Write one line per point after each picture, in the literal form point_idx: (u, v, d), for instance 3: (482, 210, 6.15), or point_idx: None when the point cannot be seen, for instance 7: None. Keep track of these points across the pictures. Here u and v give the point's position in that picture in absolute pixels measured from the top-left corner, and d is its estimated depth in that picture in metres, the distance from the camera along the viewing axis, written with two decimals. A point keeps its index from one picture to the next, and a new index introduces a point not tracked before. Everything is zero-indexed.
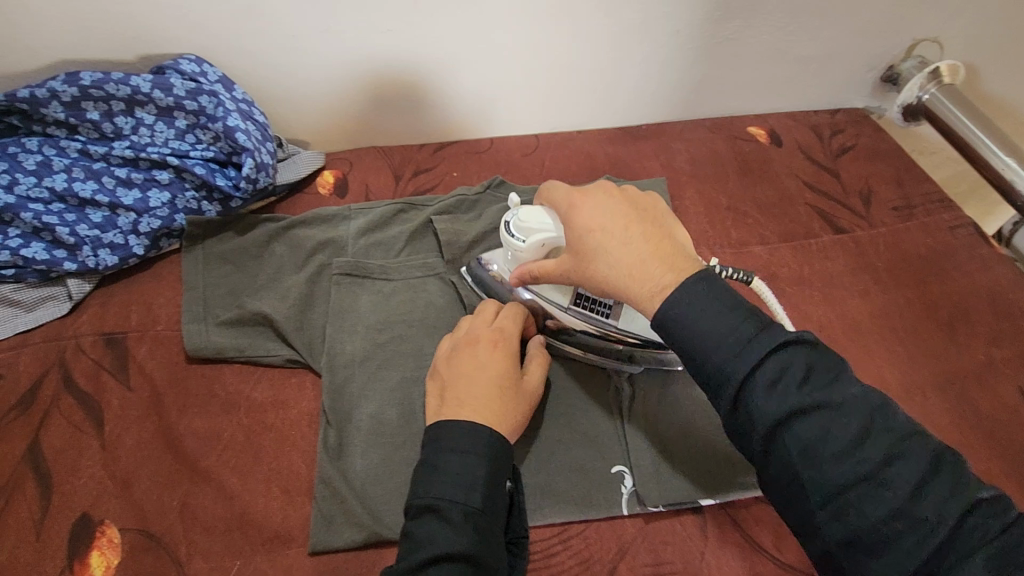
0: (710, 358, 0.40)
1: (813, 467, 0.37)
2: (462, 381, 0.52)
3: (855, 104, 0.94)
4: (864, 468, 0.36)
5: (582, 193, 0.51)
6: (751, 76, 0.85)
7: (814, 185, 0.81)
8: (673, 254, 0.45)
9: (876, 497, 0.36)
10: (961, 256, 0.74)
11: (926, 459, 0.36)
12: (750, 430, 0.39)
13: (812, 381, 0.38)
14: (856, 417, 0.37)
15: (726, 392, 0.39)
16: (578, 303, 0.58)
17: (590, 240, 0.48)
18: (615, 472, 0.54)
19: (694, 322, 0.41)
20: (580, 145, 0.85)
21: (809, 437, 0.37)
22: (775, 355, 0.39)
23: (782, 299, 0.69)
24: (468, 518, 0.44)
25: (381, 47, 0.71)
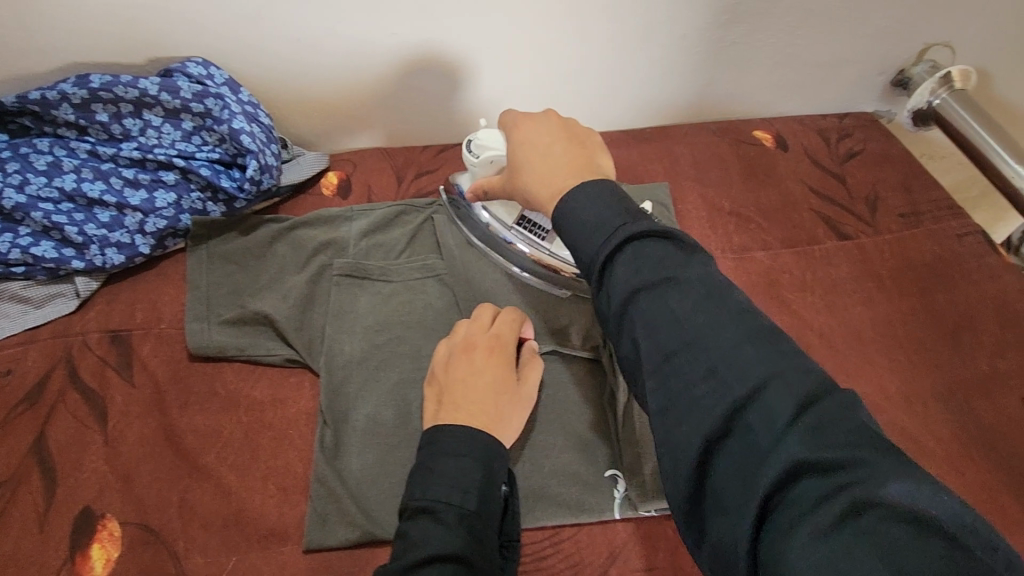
0: (584, 246, 0.42)
1: (651, 337, 0.36)
2: (459, 386, 0.53)
3: (864, 108, 0.93)
4: (684, 334, 0.35)
5: (527, 118, 0.53)
6: (757, 80, 0.84)
7: (819, 190, 0.80)
8: (586, 167, 0.48)
9: (690, 363, 0.35)
10: (968, 264, 0.73)
11: (750, 331, 0.35)
12: (609, 310, 0.39)
13: (667, 262, 0.38)
14: (693, 291, 0.37)
15: (594, 276, 0.41)
16: (521, 224, 0.66)
17: (520, 155, 0.52)
18: (608, 476, 0.55)
19: (571, 210, 0.43)
20: None
21: (650, 311, 0.37)
22: (636, 241, 0.40)
23: (782, 306, 0.69)
24: (463, 519, 0.45)
25: (385, 50, 0.71)
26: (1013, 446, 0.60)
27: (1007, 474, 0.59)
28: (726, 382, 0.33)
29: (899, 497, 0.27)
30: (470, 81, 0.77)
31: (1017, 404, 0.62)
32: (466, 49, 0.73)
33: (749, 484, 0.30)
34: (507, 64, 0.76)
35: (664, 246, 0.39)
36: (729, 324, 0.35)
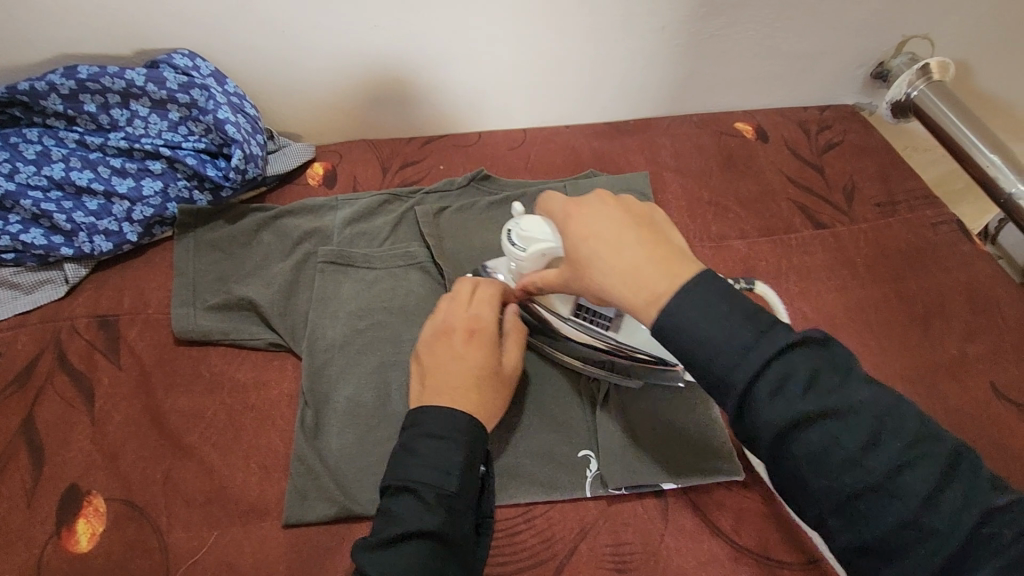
0: (708, 365, 0.38)
1: (822, 477, 0.36)
2: (440, 369, 0.53)
3: (845, 100, 0.94)
4: (873, 478, 0.35)
5: (578, 203, 0.47)
6: (738, 72, 0.86)
7: (797, 181, 0.81)
8: (673, 256, 0.42)
9: (887, 505, 0.35)
10: (942, 252, 0.74)
11: (938, 465, 0.35)
12: (758, 437, 0.37)
13: (818, 389, 0.36)
14: (866, 425, 0.36)
15: (732, 403, 0.38)
16: (578, 314, 0.57)
17: (584, 250, 0.44)
18: (581, 456, 0.56)
19: (687, 327, 0.39)
20: (567, 140, 0.86)
21: (818, 444, 0.36)
22: (778, 361, 0.37)
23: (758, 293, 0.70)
24: (442, 500, 0.46)
25: (369, 43, 0.73)
26: (982, 427, 0.61)
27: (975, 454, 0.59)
28: (924, 526, 0.34)
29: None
30: (455, 74, 0.78)
31: (985, 386, 0.63)
32: (449, 41, 0.74)
33: None
34: (490, 56, 0.77)
35: (812, 366, 0.37)
36: (913, 465, 0.35)
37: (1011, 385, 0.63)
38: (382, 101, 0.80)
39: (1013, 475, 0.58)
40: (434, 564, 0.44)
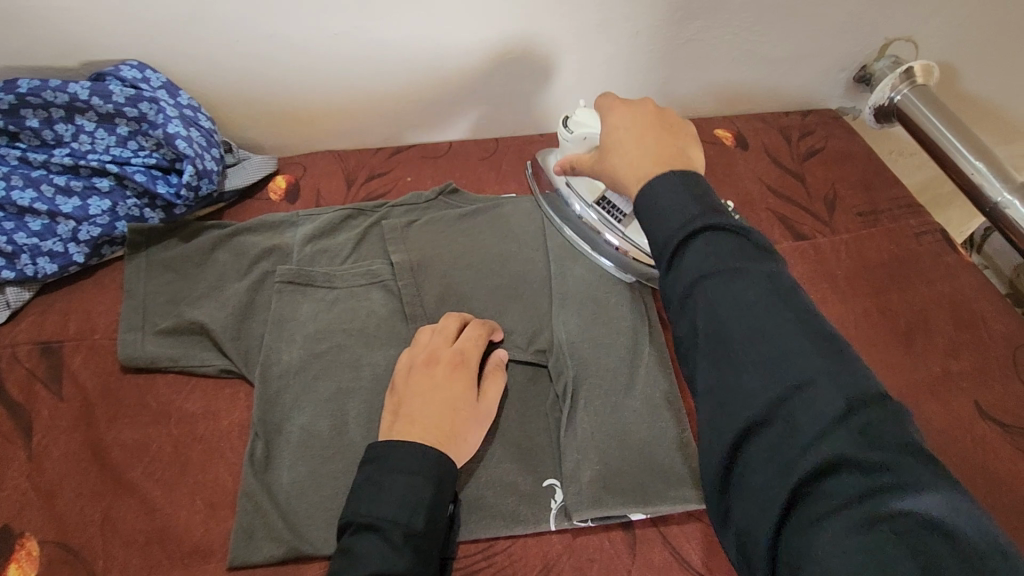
0: (654, 230, 0.40)
1: (710, 320, 0.36)
2: (418, 399, 0.52)
3: (828, 105, 0.92)
4: (750, 322, 0.35)
5: (624, 103, 0.52)
6: (716, 77, 0.83)
7: (778, 190, 0.79)
8: (674, 156, 0.46)
9: (751, 348, 0.35)
10: (926, 263, 0.72)
11: (814, 331, 0.35)
12: (673, 295, 0.39)
13: (744, 256, 0.37)
14: (764, 281, 0.36)
15: (664, 262, 0.39)
16: (600, 203, 0.68)
17: (613, 137, 0.50)
18: (546, 485, 0.54)
19: (652, 193, 0.41)
20: (541, 149, 0.83)
21: (718, 298, 0.36)
22: (711, 231, 0.38)
23: None
24: (409, 540, 0.44)
25: (332, 51, 0.70)
26: (966, 449, 0.58)
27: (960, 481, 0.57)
28: (779, 372, 0.33)
29: (927, 507, 0.29)
30: (423, 83, 0.76)
31: (969, 405, 0.61)
32: (415, 48, 0.71)
33: (779, 464, 0.32)
34: (459, 63, 0.74)
35: (745, 240, 0.38)
36: (793, 329, 0.34)
37: (995, 404, 0.61)
38: (348, 110, 0.77)
39: (995, 500, 0.55)
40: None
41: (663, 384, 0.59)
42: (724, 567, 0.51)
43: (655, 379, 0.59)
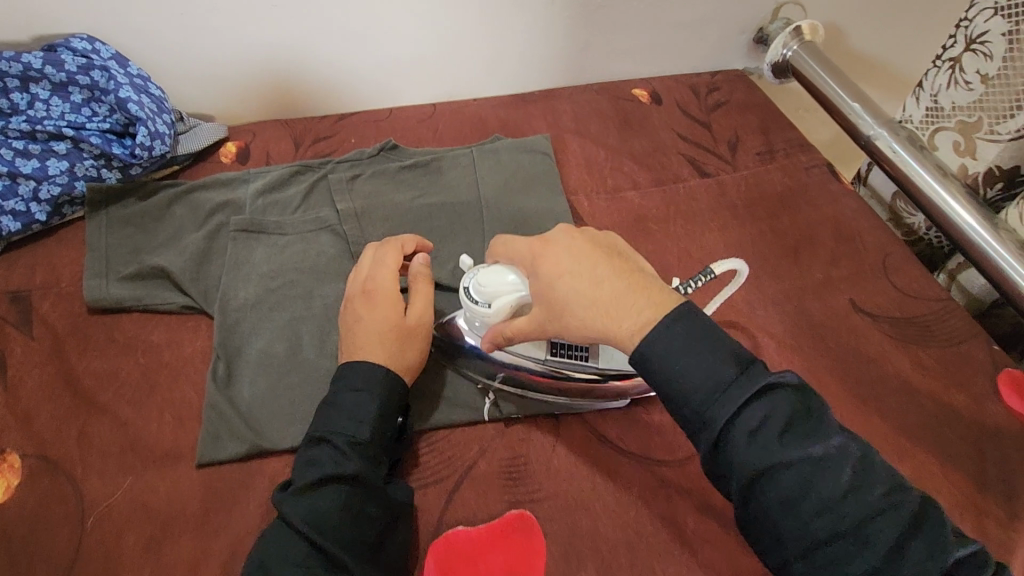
0: (691, 400, 0.45)
1: (791, 518, 0.42)
2: (351, 332, 0.56)
3: (735, 65, 1.02)
4: (842, 523, 0.41)
5: (544, 242, 0.54)
6: (630, 41, 0.92)
7: (686, 138, 0.88)
8: (645, 290, 0.49)
9: (855, 553, 0.40)
10: (813, 192, 0.82)
11: (904, 512, 0.41)
12: (733, 476, 0.43)
13: (792, 430, 0.43)
14: (841, 471, 0.42)
15: (710, 439, 0.44)
16: (556, 353, 0.57)
17: (558, 290, 0.50)
18: (480, 386, 0.60)
19: (661, 351, 0.46)
20: (475, 110, 0.91)
21: (788, 486, 0.42)
22: (755, 400, 0.43)
23: (649, 237, 0.76)
24: (358, 447, 0.50)
25: (271, 23, 0.76)
26: (841, 337, 0.68)
27: (837, 361, 0.66)
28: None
29: None
30: (361, 52, 0.82)
31: (844, 302, 0.71)
32: (352, 19, 0.78)
33: None
34: (392, 33, 0.81)
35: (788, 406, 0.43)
36: (884, 524, 0.40)
37: (868, 301, 0.71)
38: (293, 79, 0.83)
39: (866, 375, 0.65)
40: (356, 504, 0.48)
41: None
42: (635, 438, 0.59)
43: None
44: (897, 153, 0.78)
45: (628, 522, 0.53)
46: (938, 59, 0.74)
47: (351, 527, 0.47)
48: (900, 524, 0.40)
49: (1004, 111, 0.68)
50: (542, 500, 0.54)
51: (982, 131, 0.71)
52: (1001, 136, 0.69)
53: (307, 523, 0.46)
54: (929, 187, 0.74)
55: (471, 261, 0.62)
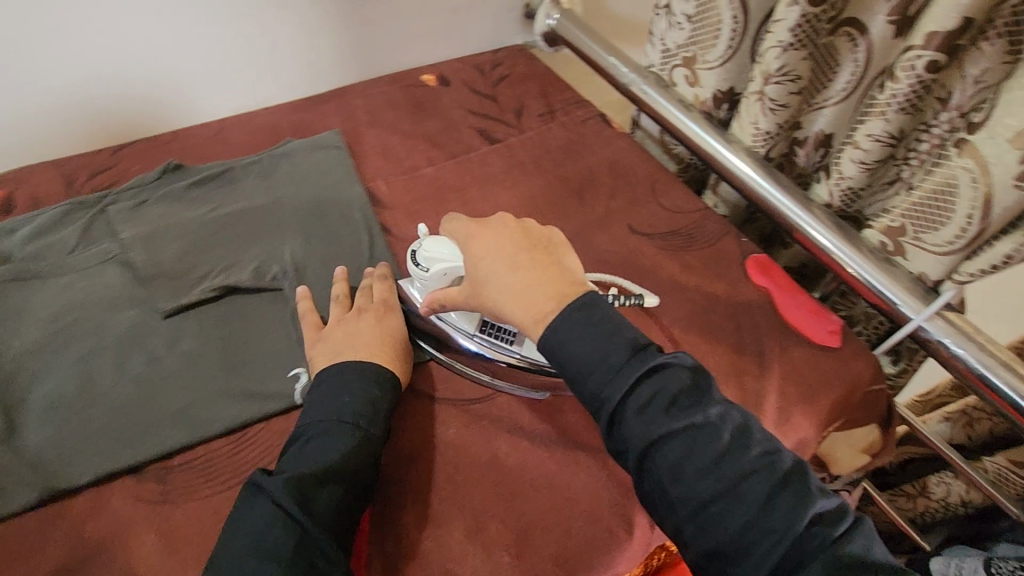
0: (587, 382, 0.52)
1: (679, 484, 0.49)
2: (349, 336, 0.61)
3: (515, 40, 1.10)
4: (722, 483, 0.48)
5: (482, 225, 0.59)
6: (406, 32, 0.97)
7: (476, 111, 0.94)
8: (559, 277, 0.55)
9: (734, 509, 0.48)
10: (590, 141, 0.91)
11: (776, 472, 0.49)
12: (628, 448, 0.50)
13: (679, 405, 0.50)
14: (718, 439, 0.50)
15: (606, 415, 0.51)
16: (483, 330, 0.62)
17: (481, 270, 0.56)
18: (292, 374, 0.62)
19: (562, 334, 0.52)
20: (265, 119, 0.90)
21: (674, 452, 0.49)
22: (644, 380, 0.51)
23: (448, 207, 0.80)
24: (361, 440, 0.53)
25: (16, 68, 0.73)
26: (622, 258, 0.76)
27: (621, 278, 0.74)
28: (770, 530, 0.46)
29: None
30: (130, 78, 0.81)
31: (624, 229, 0.80)
32: (108, 51, 0.77)
33: None
34: (157, 57, 0.81)
35: (676, 380, 0.51)
36: (755, 481, 0.48)
37: (642, 224, 0.81)
38: (63, 122, 0.81)
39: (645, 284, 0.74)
40: (351, 500, 0.50)
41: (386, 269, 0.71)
42: (448, 388, 0.64)
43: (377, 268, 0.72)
44: (647, 93, 0.88)
45: (445, 462, 0.58)
46: (657, 7, 0.85)
47: (343, 516, 0.49)
48: (770, 481, 0.48)
49: (708, 42, 0.79)
50: None
51: (700, 62, 0.82)
52: (712, 63, 0.80)
53: (302, 514, 0.46)
54: (672, 116, 0.85)
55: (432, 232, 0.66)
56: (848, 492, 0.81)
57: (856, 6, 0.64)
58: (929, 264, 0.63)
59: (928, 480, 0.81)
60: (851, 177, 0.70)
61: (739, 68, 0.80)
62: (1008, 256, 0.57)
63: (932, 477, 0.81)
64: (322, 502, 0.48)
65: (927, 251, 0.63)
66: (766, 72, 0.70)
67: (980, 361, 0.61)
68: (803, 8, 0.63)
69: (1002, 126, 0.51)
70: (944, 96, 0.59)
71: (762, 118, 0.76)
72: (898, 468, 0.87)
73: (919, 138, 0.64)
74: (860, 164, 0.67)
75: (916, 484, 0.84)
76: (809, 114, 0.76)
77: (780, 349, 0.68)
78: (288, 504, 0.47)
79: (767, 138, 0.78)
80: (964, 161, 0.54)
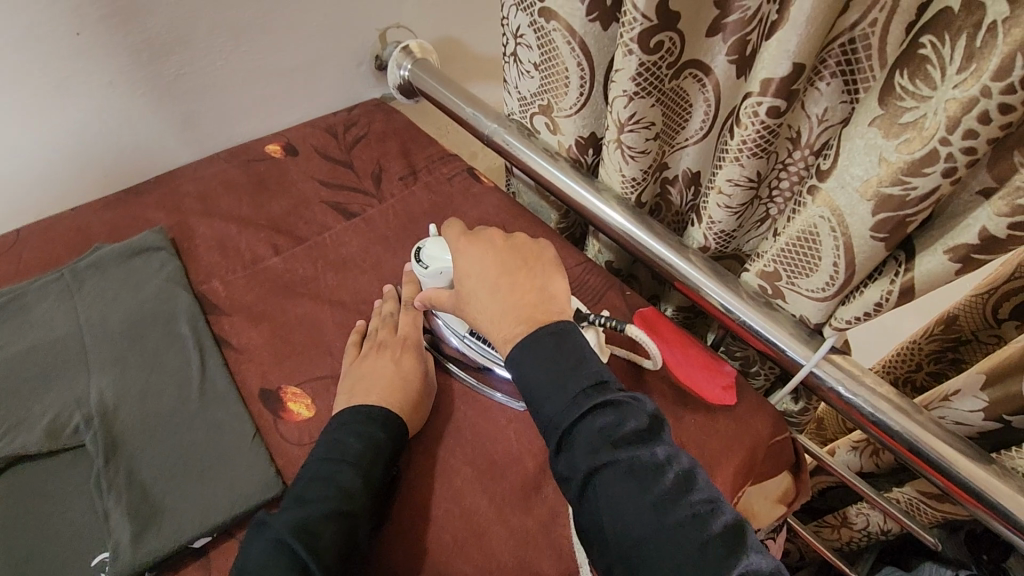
0: (542, 404, 0.49)
1: (614, 520, 0.45)
2: (373, 373, 0.61)
3: (371, 95, 1.01)
4: (657, 525, 0.44)
5: (474, 240, 0.61)
6: (237, 99, 0.86)
7: (328, 182, 0.85)
8: (535, 295, 0.55)
9: (664, 552, 0.43)
10: (458, 199, 0.84)
11: (716, 522, 0.44)
12: (572, 476, 0.47)
13: (630, 440, 0.47)
14: (663, 478, 0.46)
15: (555, 440, 0.48)
16: (474, 335, 0.64)
17: (466, 285, 0.58)
18: (94, 563, 0.50)
19: (524, 356, 0.51)
20: (72, 222, 0.77)
21: (613, 487, 0.45)
22: (595, 412, 0.47)
23: (298, 302, 0.70)
24: (363, 484, 0.53)
25: None
26: None
27: None
28: None
29: None
30: None
31: None
32: None
33: None
34: None
35: (630, 419, 0.47)
36: (688, 528, 0.44)
37: None
38: None
39: None
40: (357, 535, 0.50)
41: (222, 396, 0.60)
42: None
43: (212, 396, 0.60)
44: (510, 144, 0.82)
45: None
46: (504, 54, 0.79)
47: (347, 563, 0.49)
48: (704, 534, 0.43)
49: (559, 90, 0.74)
50: None
51: (556, 110, 0.77)
52: (568, 111, 0.75)
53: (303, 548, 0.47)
54: (538, 166, 0.79)
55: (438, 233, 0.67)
56: (771, 539, 0.76)
57: (693, 48, 0.60)
58: (808, 308, 0.60)
59: (848, 512, 0.78)
60: (721, 221, 0.66)
61: (595, 114, 0.75)
62: (878, 304, 0.54)
63: (852, 509, 0.77)
64: (326, 544, 0.48)
65: (803, 296, 0.60)
66: (619, 121, 0.66)
67: (868, 402, 0.59)
68: (641, 56, 0.59)
69: (850, 175, 0.47)
70: (793, 135, 0.57)
71: (625, 166, 0.71)
72: (823, 495, 0.84)
73: (779, 177, 0.61)
74: (727, 208, 0.64)
75: (839, 515, 0.80)
76: (674, 154, 0.73)
77: (674, 416, 0.63)
78: (290, 537, 0.48)
79: (636, 184, 0.74)
80: (820, 207, 0.51)
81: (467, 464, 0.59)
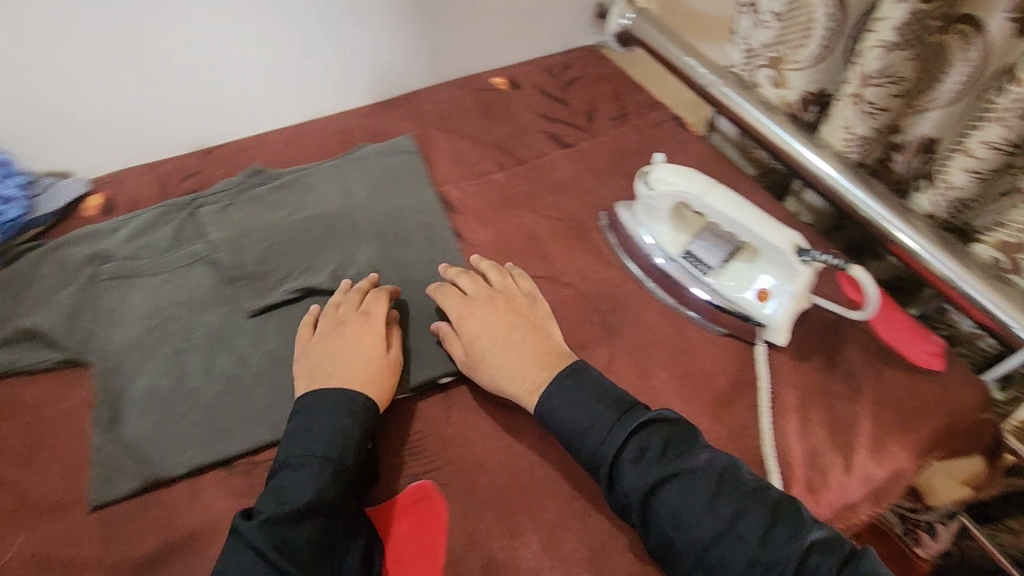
0: (582, 440, 0.55)
1: (680, 530, 0.51)
2: (340, 353, 0.61)
3: (585, 41, 1.07)
4: (720, 522, 0.50)
5: (469, 304, 0.64)
6: (478, 34, 0.97)
7: (546, 115, 0.93)
8: (544, 354, 0.61)
9: (736, 549, 0.49)
10: (666, 143, 0.88)
11: (771, 505, 0.51)
12: (629, 501, 0.52)
13: (669, 452, 0.54)
14: (706, 480, 0.52)
15: (603, 473, 0.54)
16: (685, 256, 0.69)
17: (477, 345, 0.62)
18: None
19: (555, 405, 0.57)
20: (340, 124, 0.92)
21: (672, 498, 0.51)
22: (634, 432, 0.54)
23: (520, 212, 0.79)
24: (333, 473, 0.53)
25: (129, 80, 0.79)
26: None
27: None
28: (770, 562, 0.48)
29: None
30: (221, 93, 0.86)
31: None
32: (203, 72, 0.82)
33: None
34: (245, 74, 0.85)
35: (654, 437, 0.54)
36: (747, 514, 0.50)
37: None
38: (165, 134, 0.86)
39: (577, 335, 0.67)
40: (327, 530, 0.51)
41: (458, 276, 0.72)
42: None
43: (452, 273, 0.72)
44: (725, 94, 0.83)
45: (518, 471, 0.60)
46: (740, 4, 0.80)
47: (320, 550, 0.50)
48: (760, 520, 0.50)
49: (797, 42, 0.75)
50: (439, 468, 0.60)
51: (787, 63, 0.77)
52: (802, 64, 0.76)
53: (281, 555, 0.48)
54: (754, 119, 0.80)
55: (663, 158, 0.69)
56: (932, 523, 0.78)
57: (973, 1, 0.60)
58: None
59: None
60: (961, 188, 0.64)
61: (830, 69, 0.76)
62: None
63: None
64: (299, 544, 0.49)
65: None
66: (865, 74, 0.66)
67: None
68: (914, 4, 0.59)
69: None
70: None
71: (857, 123, 0.70)
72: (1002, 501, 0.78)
73: None
74: (972, 173, 0.62)
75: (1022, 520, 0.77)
76: (912, 117, 0.70)
77: (874, 370, 0.64)
78: (265, 548, 0.48)
79: (862, 143, 0.72)
80: None
81: (664, 368, 0.65)
